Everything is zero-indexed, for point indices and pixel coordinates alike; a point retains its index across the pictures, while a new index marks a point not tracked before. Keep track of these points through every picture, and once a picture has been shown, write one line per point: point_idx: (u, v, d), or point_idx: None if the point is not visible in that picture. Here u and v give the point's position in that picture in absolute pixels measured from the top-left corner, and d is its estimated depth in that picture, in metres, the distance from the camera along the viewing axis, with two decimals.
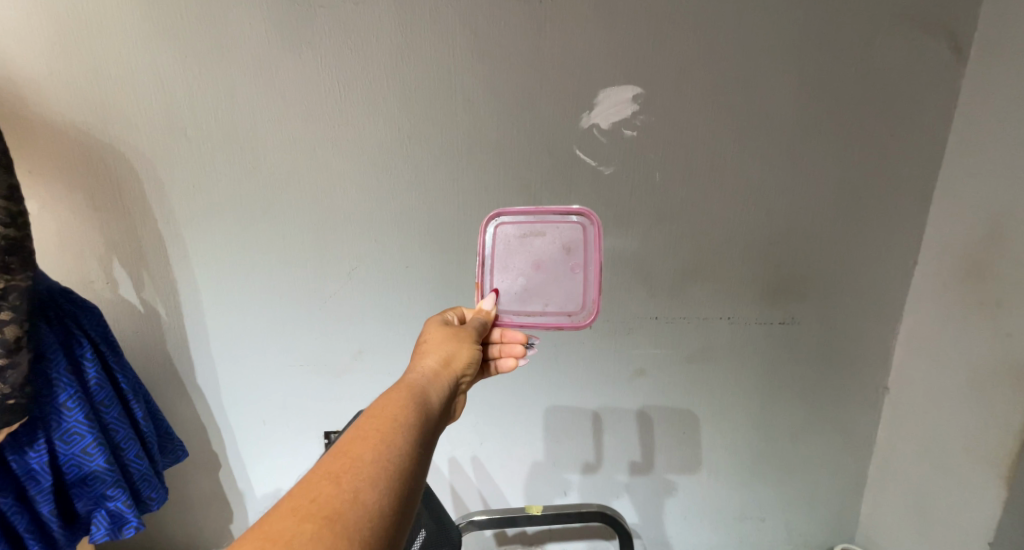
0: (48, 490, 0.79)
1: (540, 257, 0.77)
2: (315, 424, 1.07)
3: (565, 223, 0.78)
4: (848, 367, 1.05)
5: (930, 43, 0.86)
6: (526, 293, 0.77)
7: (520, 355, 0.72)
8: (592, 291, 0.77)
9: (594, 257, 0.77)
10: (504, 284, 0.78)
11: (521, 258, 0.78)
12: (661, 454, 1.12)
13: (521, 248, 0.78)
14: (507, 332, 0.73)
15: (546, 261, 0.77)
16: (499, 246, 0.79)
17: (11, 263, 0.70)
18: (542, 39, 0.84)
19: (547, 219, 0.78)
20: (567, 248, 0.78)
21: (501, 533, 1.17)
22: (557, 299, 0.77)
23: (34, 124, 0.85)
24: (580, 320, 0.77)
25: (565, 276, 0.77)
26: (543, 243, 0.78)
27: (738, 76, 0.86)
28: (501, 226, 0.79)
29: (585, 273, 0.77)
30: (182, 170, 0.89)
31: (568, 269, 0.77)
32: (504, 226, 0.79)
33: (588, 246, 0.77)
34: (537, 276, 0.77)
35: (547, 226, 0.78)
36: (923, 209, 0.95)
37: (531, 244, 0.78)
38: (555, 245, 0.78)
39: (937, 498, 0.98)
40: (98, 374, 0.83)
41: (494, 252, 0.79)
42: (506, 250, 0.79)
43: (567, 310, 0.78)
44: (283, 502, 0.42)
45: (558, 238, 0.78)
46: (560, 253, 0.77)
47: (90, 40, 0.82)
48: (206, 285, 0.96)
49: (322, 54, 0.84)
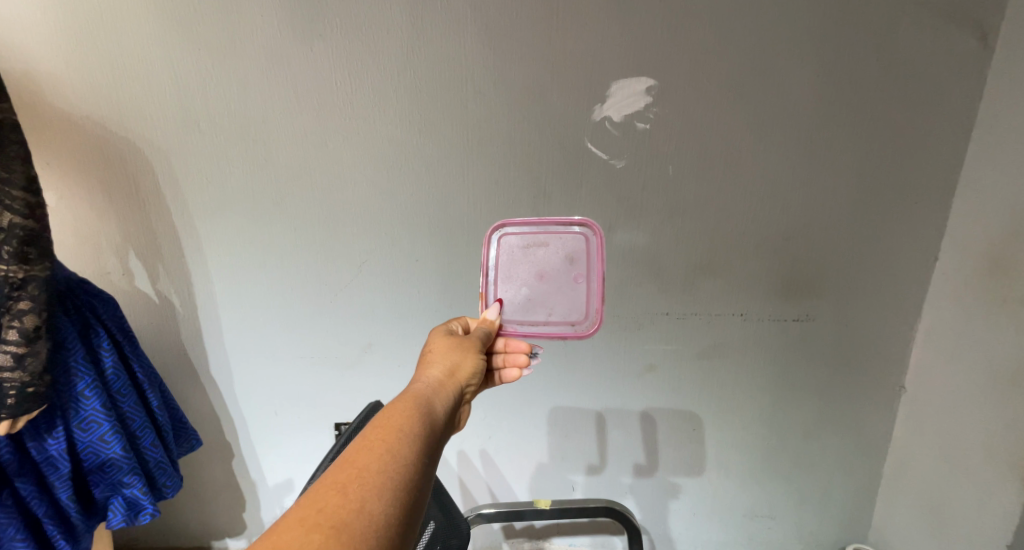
0: (67, 477, 0.81)
1: (543, 268, 0.77)
2: (326, 416, 1.08)
3: (567, 234, 0.77)
4: (863, 366, 1.03)
5: (955, 33, 0.84)
6: (530, 303, 0.77)
7: (524, 365, 0.71)
8: (594, 301, 0.76)
9: (596, 268, 0.76)
10: (508, 294, 0.77)
11: (525, 268, 0.77)
12: (671, 452, 1.11)
13: (525, 258, 0.78)
14: (511, 342, 0.73)
15: (549, 272, 0.77)
16: (502, 257, 0.78)
17: (30, 253, 0.71)
18: (554, 29, 0.82)
19: (550, 230, 0.77)
20: (570, 259, 0.77)
21: (509, 527, 1.18)
22: (560, 309, 0.77)
23: (52, 117, 0.86)
24: (584, 330, 0.76)
25: (567, 286, 0.77)
26: (546, 254, 0.77)
27: (754, 67, 0.84)
28: (505, 237, 0.78)
29: (588, 284, 0.76)
30: (196, 163, 0.90)
31: (571, 279, 0.77)
32: (507, 237, 0.78)
33: (591, 257, 0.76)
34: (541, 286, 0.77)
35: (550, 237, 0.77)
36: (945, 204, 0.93)
37: (535, 254, 0.77)
38: (558, 256, 0.77)
39: (953, 499, 0.96)
40: (115, 364, 0.84)
41: (498, 263, 0.78)
42: (509, 260, 0.78)
43: (570, 319, 0.77)
44: (291, 511, 0.42)
45: (561, 249, 0.77)
46: (563, 264, 0.77)
47: (105, 33, 0.83)
48: (219, 277, 0.97)
49: (333, 46, 0.84)
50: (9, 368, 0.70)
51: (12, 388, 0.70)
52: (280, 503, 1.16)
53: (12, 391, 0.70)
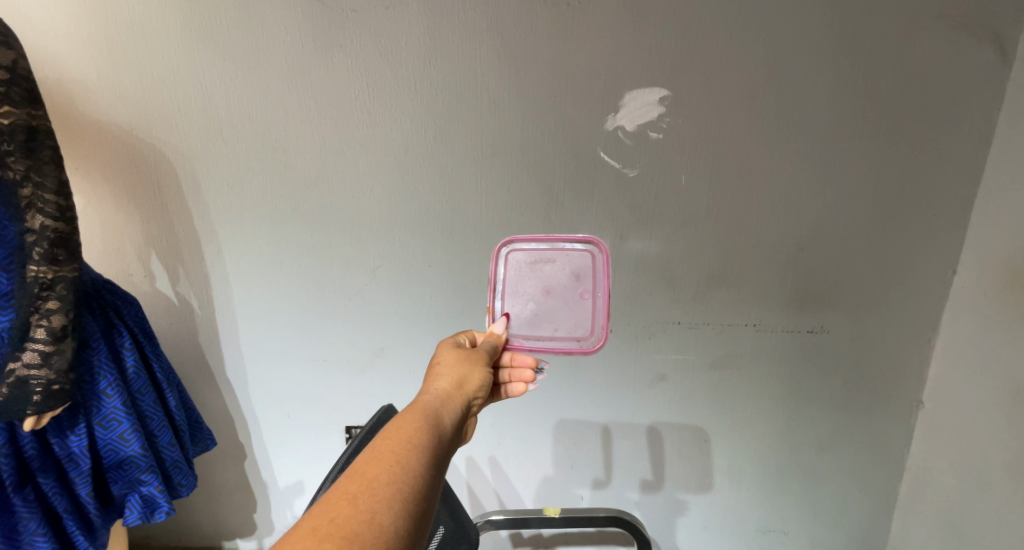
0: (86, 473, 0.83)
1: (550, 283, 0.77)
2: (338, 419, 1.09)
3: (574, 251, 0.78)
4: (878, 379, 1.02)
5: (974, 45, 0.83)
6: (536, 318, 0.77)
7: (530, 380, 0.71)
8: (600, 317, 0.76)
9: (602, 284, 0.77)
10: (515, 308, 0.77)
11: (532, 283, 0.77)
12: (681, 463, 1.10)
13: (532, 273, 0.78)
14: (517, 356, 0.73)
15: (556, 288, 0.77)
16: (510, 272, 0.79)
17: (60, 255, 0.73)
18: (569, 40, 0.84)
19: (558, 246, 0.78)
20: (577, 275, 0.77)
21: (516, 535, 1.17)
22: (567, 324, 0.77)
23: (82, 123, 0.90)
24: (590, 345, 0.76)
25: (574, 302, 0.77)
26: (553, 270, 0.78)
27: (768, 79, 0.85)
28: (513, 253, 0.79)
29: (595, 300, 0.77)
30: (218, 168, 0.92)
31: (577, 295, 0.77)
32: (515, 252, 0.79)
33: (597, 273, 0.77)
34: (548, 301, 0.77)
35: (556, 253, 0.78)
36: (962, 217, 0.91)
37: (542, 270, 0.78)
38: (565, 272, 0.78)
39: (970, 517, 0.94)
40: (136, 363, 0.86)
41: (505, 278, 0.78)
42: (517, 275, 0.78)
43: (576, 335, 0.77)
44: (303, 522, 0.42)
45: (568, 265, 0.78)
46: (569, 280, 0.77)
47: (135, 43, 0.86)
48: (237, 280, 0.99)
49: (353, 56, 0.86)
50: (37, 365, 0.73)
51: (39, 385, 0.73)
52: (291, 506, 1.17)
53: (39, 387, 0.73)
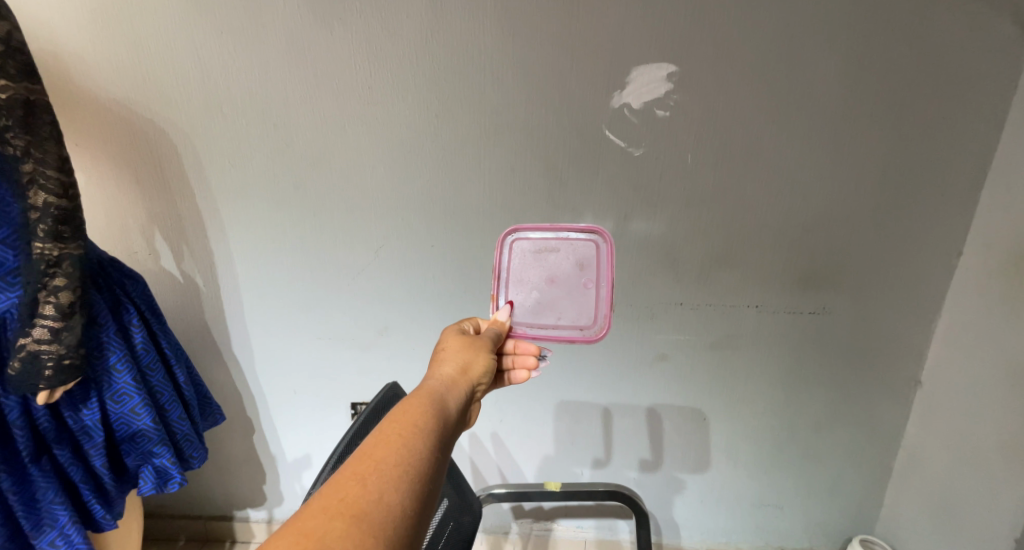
0: (100, 445, 0.85)
1: (554, 273, 0.77)
2: (344, 393, 1.11)
3: (578, 241, 0.78)
4: (878, 361, 1.03)
5: (995, 19, 0.80)
6: (539, 307, 0.77)
7: (533, 367, 0.72)
8: (603, 307, 0.76)
9: (606, 274, 0.76)
10: (519, 296, 0.77)
11: (536, 272, 0.78)
12: (679, 441, 1.12)
13: (536, 262, 0.78)
14: (520, 344, 0.73)
15: (560, 277, 0.77)
16: (514, 261, 0.79)
17: (64, 232, 0.74)
18: (575, 13, 0.81)
19: (562, 236, 0.78)
20: (581, 265, 0.77)
21: (518, 508, 1.21)
22: (570, 313, 0.77)
23: (80, 99, 0.89)
24: (592, 334, 0.76)
25: (577, 291, 0.77)
26: (557, 260, 0.78)
27: (779, 54, 0.82)
28: (517, 241, 0.79)
29: (598, 289, 0.77)
30: (218, 146, 0.92)
31: (581, 284, 0.77)
32: (520, 242, 0.79)
33: (601, 264, 0.77)
34: (551, 289, 0.77)
35: (561, 243, 0.78)
36: (970, 198, 0.90)
37: (547, 259, 0.78)
38: (569, 261, 0.78)
39: (961, 494, 0.96)
40: (144, 339, 0.88)
41: (510, 266, 0.78)
42: (521, 264, 0.78)
43: (579, 324, 0.77)
44: (313, 500, 0.44)
45: (572, 254, 0.78)
46: (573, 269, 0.77)
47: (131, 16, 0.84)
48: (241, 259, 1.00)
49: (353, 29, 0.84)
50: (46, 341, 0.73)
51: (50, 360, 0.74)
52: (299, 478, 1.20)
53: (50, 362, 0.74)
